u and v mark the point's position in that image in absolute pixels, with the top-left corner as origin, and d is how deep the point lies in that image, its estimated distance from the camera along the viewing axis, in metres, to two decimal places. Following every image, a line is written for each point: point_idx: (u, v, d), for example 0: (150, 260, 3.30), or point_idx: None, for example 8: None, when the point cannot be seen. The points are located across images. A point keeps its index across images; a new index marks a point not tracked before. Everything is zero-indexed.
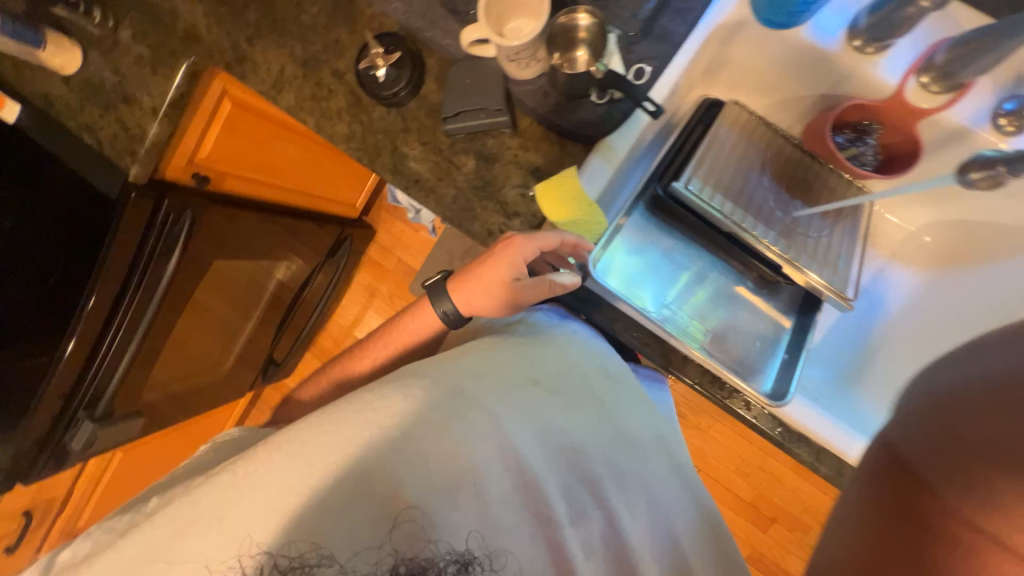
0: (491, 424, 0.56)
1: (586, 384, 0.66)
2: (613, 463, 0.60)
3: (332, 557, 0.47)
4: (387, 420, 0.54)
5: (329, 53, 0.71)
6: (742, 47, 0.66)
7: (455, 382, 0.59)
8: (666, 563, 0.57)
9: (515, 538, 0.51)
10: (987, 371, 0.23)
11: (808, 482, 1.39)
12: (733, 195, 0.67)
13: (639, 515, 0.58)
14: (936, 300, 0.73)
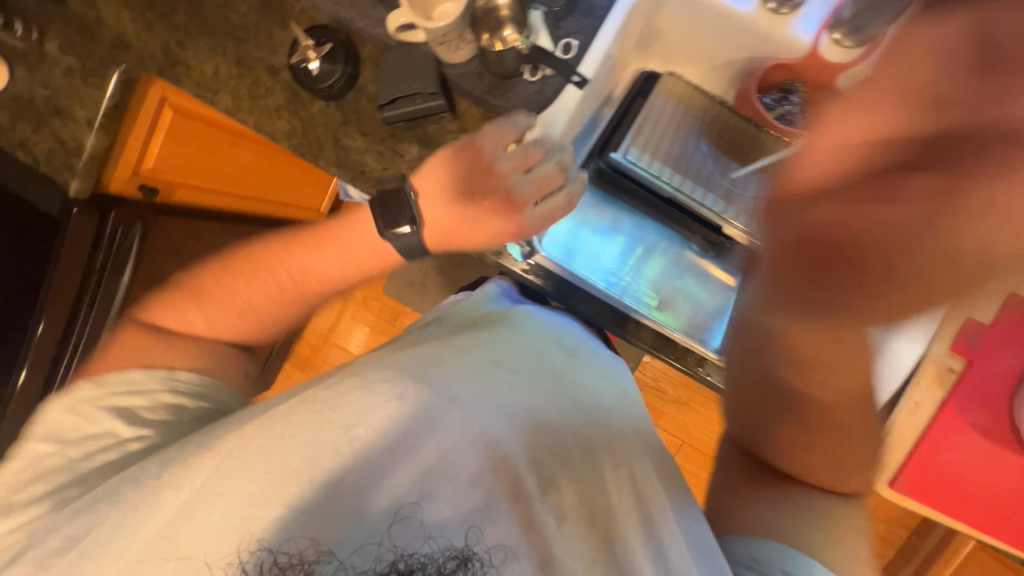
0: (453, 410, 0.54)
1: (546, 359, 0.65)
2: (579, 433, 0.58)
3: (333, 552, 0.47)
4: (366, 420, 0.51)
5: (262, 51, 0.70)
6: (668, 16, 0.67)
7: (417, 370, 0.57)
8: (651, 524, 0.51)
9: (500, 524, 0.49)
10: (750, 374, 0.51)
11: None
12: (673, 163, 0.69)
13: (614, 478, 0.54)
14: None
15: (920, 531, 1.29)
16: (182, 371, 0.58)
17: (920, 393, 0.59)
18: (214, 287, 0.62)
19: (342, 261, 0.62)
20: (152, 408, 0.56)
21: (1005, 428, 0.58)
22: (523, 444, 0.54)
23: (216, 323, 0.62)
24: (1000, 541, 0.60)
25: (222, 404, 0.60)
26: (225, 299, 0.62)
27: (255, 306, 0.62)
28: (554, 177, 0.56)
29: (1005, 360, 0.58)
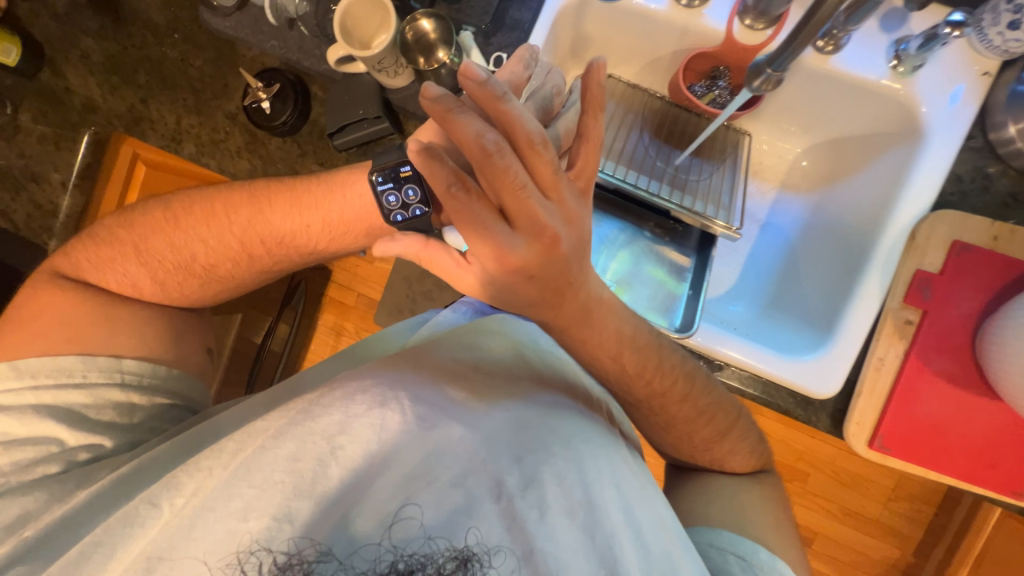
0: (423, 404, 0.46)
1: (529, 365, 0.58)
2: (556, 425, 0.49)
3: (332, 552, 0.38)
4: (352, 429, 0.42)
5: (219, 97, 0.75)
6: (595, 22, 0.71)
7: (391, 372, 0.49)
8: (633, 520, 0.46)
9: (498, 519, 0.40)
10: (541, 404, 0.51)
11: (842, 452, 1.27)
12: (618, 158, 0.72)
13: (605, 473, 0.48)
14: (828, 216, 0.73)
15: (946, 506, 1.24)
16: (128, 361, 0.58)
17: (882, 349, 0.61)
18: (170, 244, 0.62)
19: (313, 234, 0.62)
20: (99, 406, 0.56)
21: (971, 373, 0.60)
22: (510, 442, 0.45)
23: (172, 284, 0.63)
24: (989, 488, 0.60)
25: (174, 395, 0.62)
26: (183, 260, 0.63)
27: (215, 271, 0.64)
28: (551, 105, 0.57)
29: (957, 306, 0.60)
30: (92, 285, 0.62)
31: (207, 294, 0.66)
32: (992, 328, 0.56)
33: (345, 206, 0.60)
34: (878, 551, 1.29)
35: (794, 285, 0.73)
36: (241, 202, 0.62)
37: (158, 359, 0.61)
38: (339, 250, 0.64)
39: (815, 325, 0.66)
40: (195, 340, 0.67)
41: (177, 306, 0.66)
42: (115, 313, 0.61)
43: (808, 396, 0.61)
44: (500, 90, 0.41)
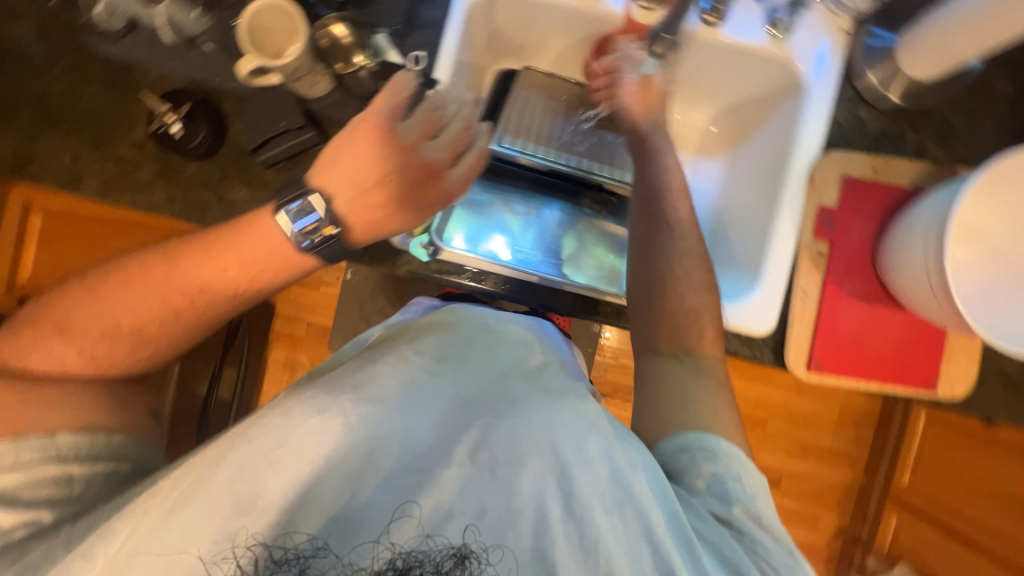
0: (363, 403, 0.44)
1: (487, 341, 0.56)
2: (505, 391, 0.48)
3: (328, 545, 0.38)
4: (292, 440, 0.41)
5: (121, 128, 0.69)
6: (505, 15, 0.74)
7: (331, 382, 0.46)
8: (581, 448, 0.44)
9: (452, 488, 0.41)
10: (487, 378, 0.50)
11: (793, 392, 1.38)
12: (546, 141, 0.77)
13: (550, 417, 0.46)
14: (739, 172, 0.81)
15: (884, 423, 1.38)
16: (64, 436, 0.51)
17: (805, 281, 0.68)
18: (91, 314, 0.56)
19: (232, 279, 0.57)
20: (35, 483, 0.49)
21: (876, 289, 0.68)
22: (457, 418, 0.45)
23: (102, 355, 0.57)
24: (903, 383, 0.69)
25: (121, 459, 0.54)
26: (108, 329, 0.56)
27: (144, 332, 0.57)
28: (433, 115, 0.60)
29: (857, 232, 0.69)
30: (3, 369, 0.54)
31: (144, 360, 0.59)
32: (886, 251, 0.65)
33: (266, 244, 0.56)
34: (836, 477, 1.42)
35: (721, 239, 0.79)
36: (158, 260, 0.57)
37: (97, 426, 0.54)
38: (267, 290, 0.59)
39: (745, 271, 0.71)
40: (139, 404, 0.61)
41: (113, 379, 0.58)
42: (26, 383, 0.53)
43: (749, 335, 0.67)
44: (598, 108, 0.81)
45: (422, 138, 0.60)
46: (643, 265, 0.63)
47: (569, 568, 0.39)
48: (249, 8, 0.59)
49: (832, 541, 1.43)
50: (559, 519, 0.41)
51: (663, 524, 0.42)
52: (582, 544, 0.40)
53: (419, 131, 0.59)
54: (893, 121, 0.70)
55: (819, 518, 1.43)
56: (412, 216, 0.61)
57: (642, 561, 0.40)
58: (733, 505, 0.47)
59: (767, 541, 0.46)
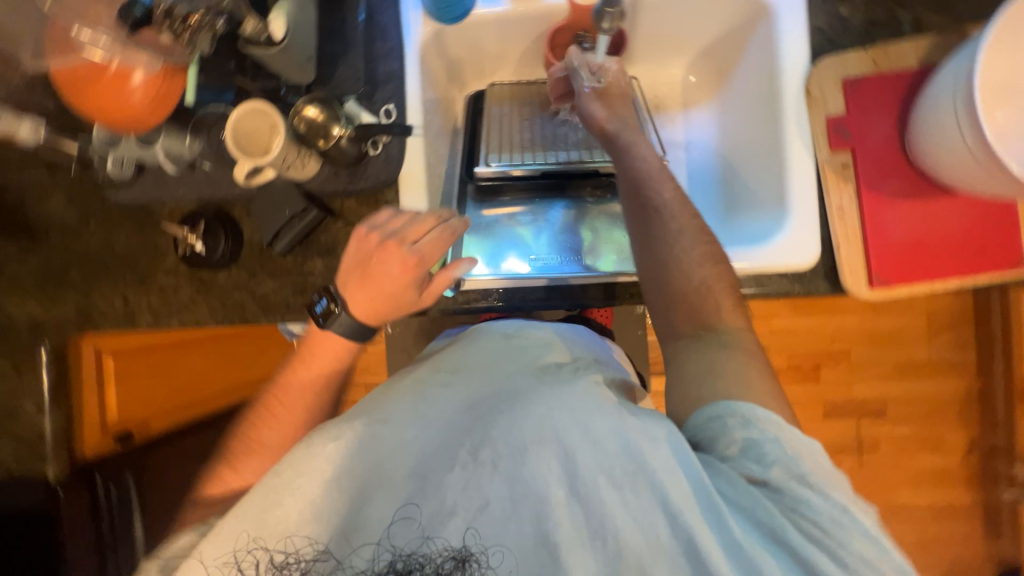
0: (375, 426, 0.49)
1: (503, 349, 0.60)
2: (505, 392, 0.52)
3: (330, 550, 0.44)
4: (309, 467, 0.47)
5: (153, 261, 0.75)
6: (455, 43, 0.78)
7: (351, 410, 0.53)
8: (586, 430, 0.46)
9: (454, 488, 0.45)
10: (489, 386, 0.54)
11: (868, 312, 1.29)
12: (530, 146, 0.77)
13: (554, 405, 0.48)
14: (731, 112, 0.78)
15: (983, 318, 1.26)
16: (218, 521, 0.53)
17: (837, 198, 0.64)
18: (236, 437, 0.64)
19: (337, 357, 0.65)
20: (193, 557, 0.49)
21: (920, 182, 0.63)
22: (461, 423, 0.49)
23: (250, 472, 0.61)
24: (990, 270, 0.61)
25: None
26: (250, 444, 0.62)
27: (276, 439, 0.63)
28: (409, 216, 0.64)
29: (878, 130, 0.64)
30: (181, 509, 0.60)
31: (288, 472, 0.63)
32: (914, 140, 0.60)
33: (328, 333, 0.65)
34: (949, 388, 1.29)
35: (735, 183, 0.76)
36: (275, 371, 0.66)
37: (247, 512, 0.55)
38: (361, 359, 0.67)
39: (769, 208, 0.68)
40: None
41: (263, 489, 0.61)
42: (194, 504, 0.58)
43: (794, 270, 0.63)
44: None
45: (403, 240, 0.62)
46: (645, 257, 0.62)
47: (573, 545, 0.43)
48: (229, 121, 0.63)
49: (968, 460, 1.30)
50: (563, 502, 0.44)
51: (685, 492, 0.43)
52: (587, 523, 0.43)
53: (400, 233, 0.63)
54: (878, 6, 0.66)
55: (944, 437, 1.30)
56: (415, 297, 0.63)
57: (658, 529, 0.43)
58: (766, 467, 0.44)
59: (809, 503, 0.43)
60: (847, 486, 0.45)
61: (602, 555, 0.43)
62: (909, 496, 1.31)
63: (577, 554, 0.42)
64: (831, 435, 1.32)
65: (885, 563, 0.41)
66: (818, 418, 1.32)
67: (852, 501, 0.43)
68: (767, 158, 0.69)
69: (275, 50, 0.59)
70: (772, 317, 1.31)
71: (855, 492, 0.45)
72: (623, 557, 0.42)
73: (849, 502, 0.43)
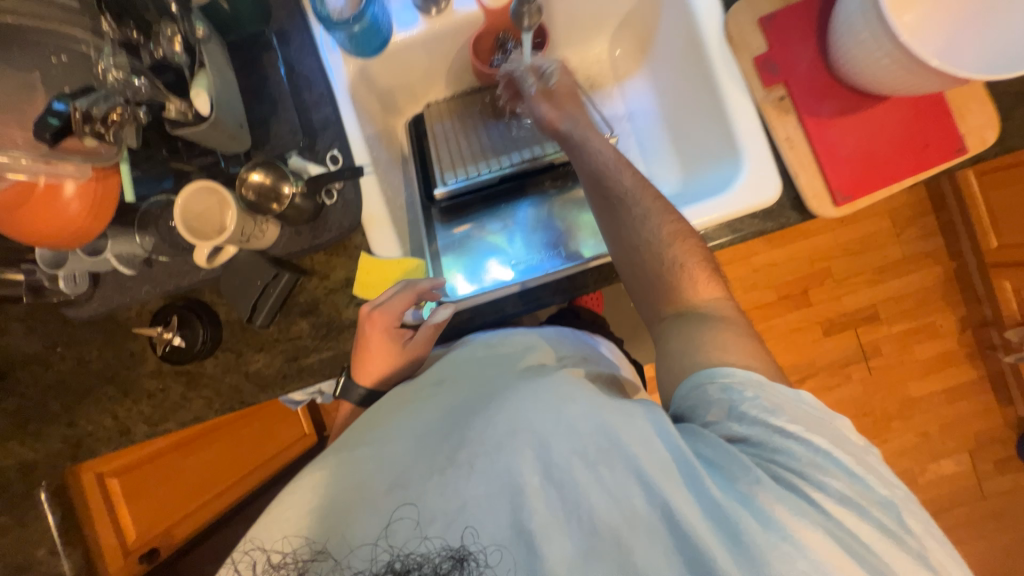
0: (365, 449, 0.50)
1: (480, 360, 0.58)
2: (483, 396, 0.51)
3: (326, 549, 0.43)
4: (302, 489, 0.47)
5: (134, 369, 0.72)
6: (382, 74, 0.78)
7: (343, 438, 0.54)
8: (559, 418, 0.46)
9: (431, 495, 0.43)
10: (469, 397, 0.53)
11: (836, 227, 1.34)
12: (481, 155, 0.78)
13: (528, 398, 0.48)
14: (662, 75, 0.81)
15: (938, 205, 1.33)
16: None
17: (784, 130, 0.66)
18: None
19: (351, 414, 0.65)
20: None
21: (853, 96, 0.65)
22: (439, 432, 0.49)
23: None
24: (937, 162, 0.64)
25: None
26: None
27: None
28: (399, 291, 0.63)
29: (803, 57, 0.66)
30: None
31: None
32: (837, 58, 0.63)
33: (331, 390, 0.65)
34: (927, 278, 1.35)
35: (681, 140, 0.80)
36: None
37: None
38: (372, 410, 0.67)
39: (721, 155, 0.70)
40: None
41: None
42: None
43: (763, 208, 0.65)
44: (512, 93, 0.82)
45: (372, 307, 0.62)
46: (619, 251, 0.60)
47: (551, 531, 0.41)
48: (176, 205, 0.60)
49: (962, 339, 1.36)
50: (538, 487, 0.42)
51: (661, 459, 0.43)
52: (564, 506, 0.42)
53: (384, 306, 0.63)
54: None
55: (935, 324, 1.36)
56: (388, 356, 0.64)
57: (634, 499, 0.41)
58: (746, 426, 0.46)
59: (794, 455, 0.43)
60: (837, 438, 0.45)
61: (581, 536, 0.41)
62: (921, 388, 1.36)
63: (556, 539, 0.40)
64: (835, 351, 1.36)
65: (865, 500, 0.41)
66: (818, 338, 1.36)
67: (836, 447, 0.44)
68: (705, 108, 0.72)
69: (204, 124, 0.55)
70: (750, 256, 1.35)
71: (844, 440, 0.45)
72: (600, 536, 0.41)
73: (830, 445, 0.44)
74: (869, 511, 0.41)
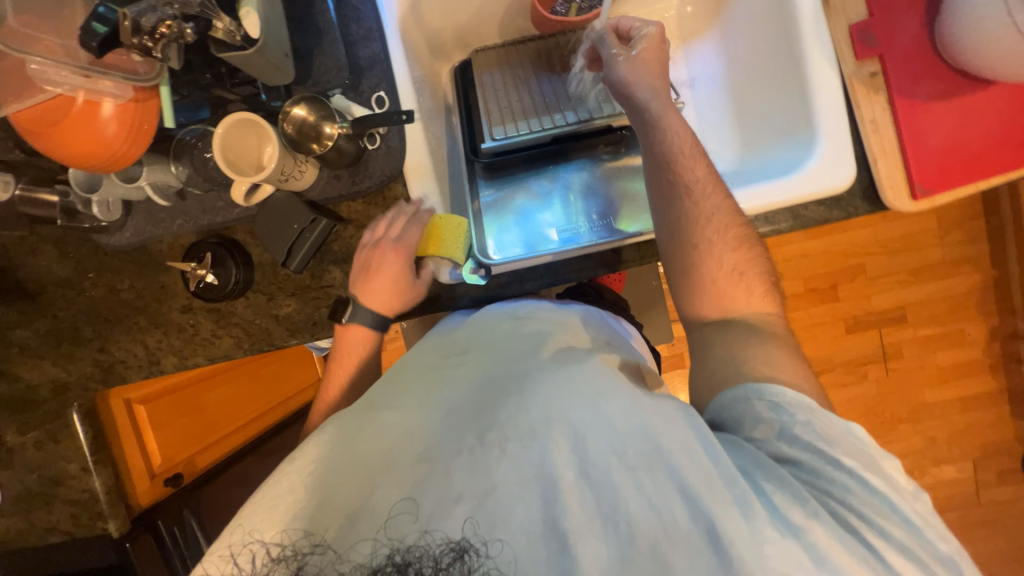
0: (387, 418, 0.47)
1: (506, 335, 0.57)
2: (512, 377, 0.49)
3: (325, 542, 0.39)
4: (318, 459, 0.45)
5: (165, 302, 0.72)
6: (432, 13, 0.73)
7: (361, 401, 0.52)
8: (597, 413, 0.43)
9: (457, 477, 0.41)
10: (499, 374, 0.50)
11: (882, 222, 1.28)
12: (531, 112, 0.72)
13: (565, 388, 0.45)
14: (737, 37, 0.74)
15: (992, 209, 1.26)
16: None
17: (869, 112, 0.60)
18: None
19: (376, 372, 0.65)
20: None
21: (954, 79, 0.60)
22: (468, 409, 0.47)
23: None
24: None
25: None
26: None
27: None
28: (405, 218, 0.65)
29: (906, 28, 0.60)
30: None
31: None
32: (949, 32, 0.56)
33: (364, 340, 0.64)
34: (966, 284, 1.29)
35: (748, 113, 0.74)
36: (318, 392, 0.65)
37: None
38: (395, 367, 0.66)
39: (796, 133, 0.65)
40: None
41: None
42: None
43: (832, 195, 0.60)
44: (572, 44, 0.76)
45: (386, 239, 0.64)
46: (670, 232, 0.57)
47: (585, 531, 0.39)
48: (215, 137, 0.56)
49: (990, 350, 1.32)
50: (572, 484, 0.40)
51: (706, 474, 0.40)
52: (599, 508, 0.39)
53: (390, 233, 0.64)
54: None
55: (966, 331, 1.32)
56: (398, 289, 0.64)
57: (675, 513, 0.39)
58: (798, 448, 0.43)
59: (845, 489, 0.41)
60: (897, 483, 0.42)
61: (615, 542, 0.39)
62: (939, 394, 1.34)
63: (588, 541, 0.38)
64: (858, 349, 1.33)
65: (930, 558, 0.39)
66: (841, 334, 1.33)
67: (894, 489, 0.42)
68: (784, 78, 0.66)
69: (252, 49, 0.53)
70: (786, 245, 1.30)
71: (903, 485, 0.42)
72: (637, 545, 0.38)
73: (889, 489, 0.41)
74: (932, 569, 0.38)
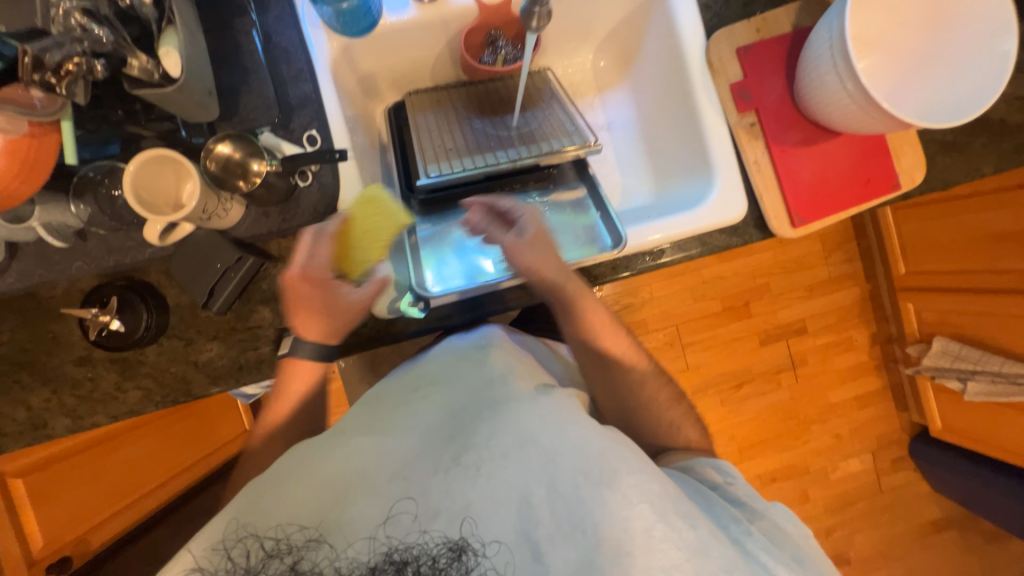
0: (367, 439, 0.48)
1: (470, 363, 0.54)
2: (483, 401, 0.49)
3: (323, 537, 0.41)
4: (302, 471, 0.45)
5: (55, 354, 0.63)
6: (365, 58, 0.76)
7: (341, 424, 0.51)
8: (564, 439, 0.44)
9: (438, 490, 0.42)
10: (465, 404, 0.50)
11: (778, 247, 1.46)
12: (463, 151, 0.75)
13: (531, 413, 0.46)
14: (643, 90, 0.84)
15: (861, 234, 1.50)
16: None
17: (753, 154, 0.71)
18: None
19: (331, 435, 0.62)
20: None
21: (814, 129, 0.72)
22: (442, 431, 0.48)
23: None
24: (876, 196, 0.72)
25: None
26: None
27: None
28: (309, 239, 0.61)
29: (772, 87, 0.72)
30: None
31: None
32: (803, 93, 0.69)
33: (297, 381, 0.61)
34: (849, 298, 1.51)
35: (658, 155, 0.84)
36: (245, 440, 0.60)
37: None
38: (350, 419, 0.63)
39: (700, 171, 0.73)
40: None
41: None
42: None
43: (729, 225, 0.69)
44: (500, 91, 0.82)
45: (300, 268, 0.61)
46: None
47: (555, 538, 0.40)
48: (127, 171, 0.53)
49: (873, 353, 1.53)
50: (543, 500, 0.41)
51: (654, 494, 0.42)
52: (569, 518, 0.41)
53: (299, 263, 0.61)
54: None
55: (853, 338, 1.52)
56: (346, 307, 0.63)
57: (637, 521, 0.40)
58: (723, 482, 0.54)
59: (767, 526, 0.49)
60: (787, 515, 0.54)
61: (584, 547, 0.40)
62: (838, 395, 1.52)
63: (560, 548, 0.40)
64: (770, 359, 1.49)
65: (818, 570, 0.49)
66: (755, 347, 1.48)
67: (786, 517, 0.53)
68: (685, 126, 0.75)
69: (171, 87, 0.51)
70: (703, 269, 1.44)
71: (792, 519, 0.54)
72: (603, 550, 0.39)
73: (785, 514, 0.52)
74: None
